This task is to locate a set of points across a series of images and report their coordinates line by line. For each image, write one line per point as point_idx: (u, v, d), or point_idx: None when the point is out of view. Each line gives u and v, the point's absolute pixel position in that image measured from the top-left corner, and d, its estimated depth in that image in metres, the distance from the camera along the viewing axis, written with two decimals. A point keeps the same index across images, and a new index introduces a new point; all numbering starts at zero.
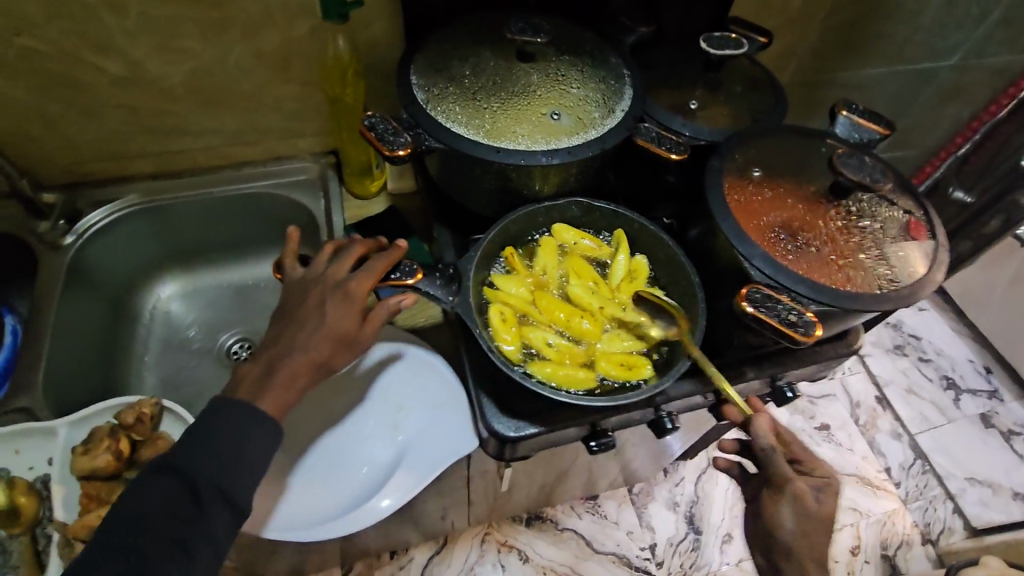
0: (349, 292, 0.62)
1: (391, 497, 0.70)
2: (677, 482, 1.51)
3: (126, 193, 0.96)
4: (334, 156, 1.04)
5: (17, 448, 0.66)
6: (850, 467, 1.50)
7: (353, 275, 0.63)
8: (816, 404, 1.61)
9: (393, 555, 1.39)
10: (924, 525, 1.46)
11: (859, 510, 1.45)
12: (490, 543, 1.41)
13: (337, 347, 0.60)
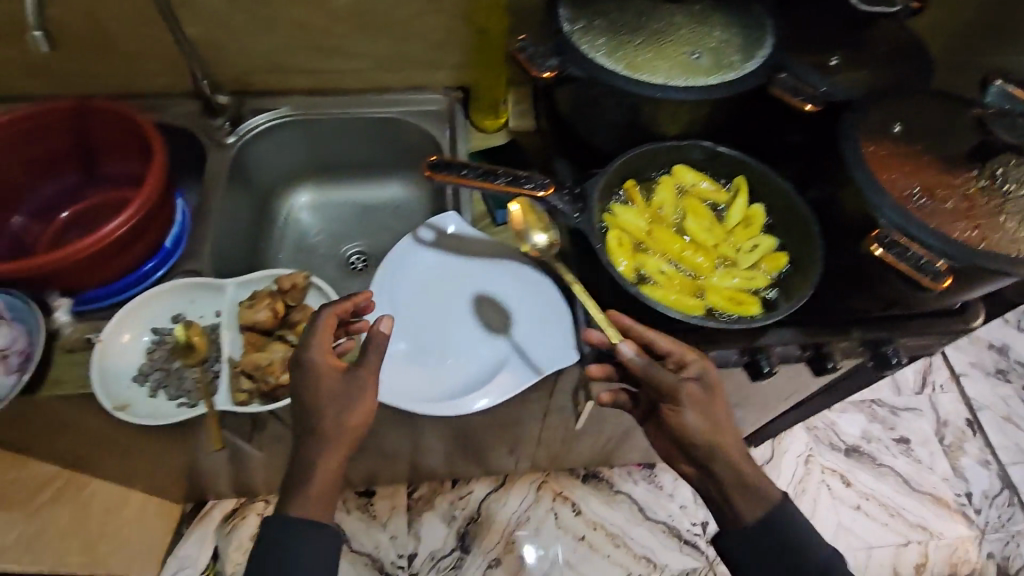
0: (314, 363, 0.68)
1: (489, 396, 0.77)
2: None
3: (283, 105, 1.08)
4: (462, 93, 1.12)
5: (192, 298, 0.80)
6: (926, 484, 1.50)
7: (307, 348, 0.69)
8: (898, 416, 1.60)
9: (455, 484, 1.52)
10: (1001, 557, 1.43)
11: (928, 530, 1.44)
12: (546, 491, 1.52)
13: (337, 406, 0.66)
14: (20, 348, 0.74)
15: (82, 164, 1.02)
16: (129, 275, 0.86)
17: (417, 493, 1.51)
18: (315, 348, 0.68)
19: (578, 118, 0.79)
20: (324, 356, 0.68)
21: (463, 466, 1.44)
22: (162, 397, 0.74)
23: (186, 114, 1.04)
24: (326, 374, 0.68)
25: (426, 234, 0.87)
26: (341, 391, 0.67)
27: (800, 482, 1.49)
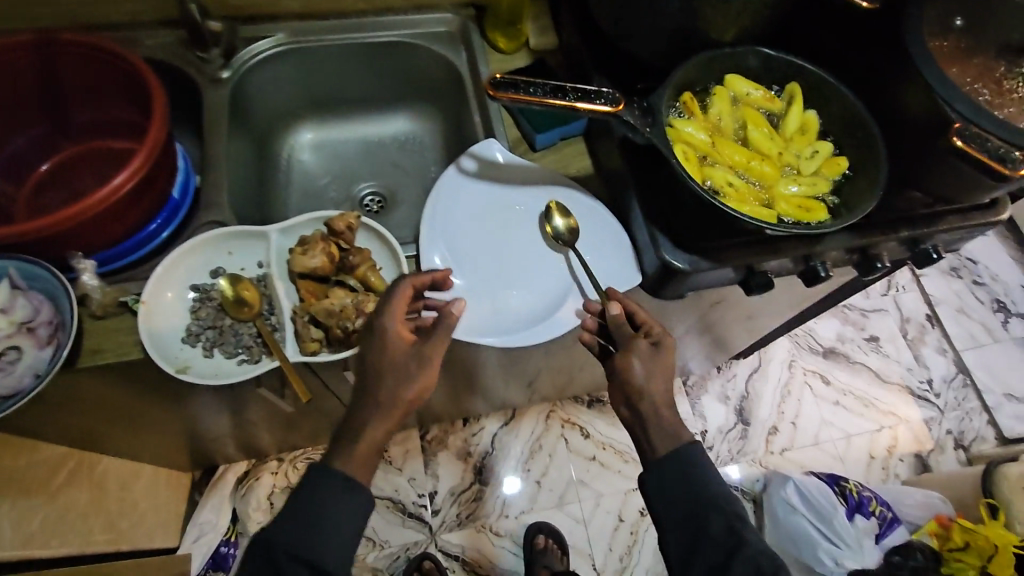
0: (382, 332, 0.66)
1: (558, 324, 0.77)
2: (729, 378, 1.59)
3: (275, 32, 0.98)
4: (473, 10, 1.03)
5: (230, 250, 0.74)
6: (895, 375, 1.63)
7: (377, 314, 0.67)
8: (868, 317, 1.72)
9: (466, 422, 1.54)
10: (958, 432, 1.58)
11: (897, 415, 1.58)
12: (555, 420, 1.56)
13: (397, 375, 0.65)
14: (49, 320, 0.67)
15: (51, 111, 0.89)
16: (131, 239, 0.76)
17: (429, 435, 1.52)
18: (390, 318, 0.66)
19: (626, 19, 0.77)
20: (396, 327, 0.66)
21: (474, 405, 1.46)
22: (219, 356, 0.71)
23: (168, 48, 0.93)
24: (395, 345, 0.66)
25: (467, 164, 0.83)
26: (403, 364, 0.66)
27: (787, 385, 1.59)
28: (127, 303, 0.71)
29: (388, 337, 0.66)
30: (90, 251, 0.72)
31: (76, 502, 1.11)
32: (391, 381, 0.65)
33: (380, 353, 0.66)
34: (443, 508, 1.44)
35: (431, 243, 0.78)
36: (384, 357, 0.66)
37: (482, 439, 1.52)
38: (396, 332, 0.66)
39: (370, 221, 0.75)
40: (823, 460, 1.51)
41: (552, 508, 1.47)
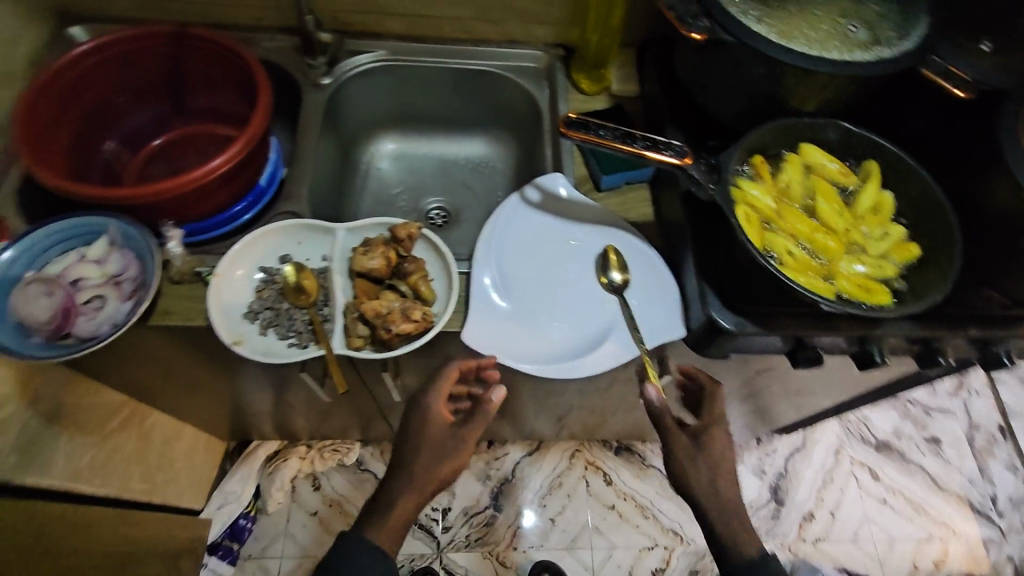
0: (428, 411, 0.77)
1: (597, 362, 0.77)
2: (768, 452, 1.51)
3: (377, 48, 1.05)
4: (563, 50, 1.08)
5: (299, 240, 0.79)
6: (954, 484, 1.50)
7: (424, 395, 0.79)
8: (931, 416, 1.60)
9: (490, 446, 1.54)
10: (1019, 561, 1.43)
11: (951, 528, 1.45)
12: (579, 460, 1.54)
13: (434, 452, 0.75)
14: (135, 277, 0.74)
15: (172, 95, 0.99)
16: (216, 217, 0.83)
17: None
18: (436, 399, 0.78)
19: (713, 76, 0.78)
20: (438, 406, 0.77)
21: (501, 430, 1.46)
22: (271, 336, 0.75)
23: (281, 51, 1.02)
24: (436, 422, 0.77)
25: (530, 195, 0.87)
26: (440, 442, 0.75)
27: (830, 471, 1.50)
28: (201, 274, 0.77)
29: (431, 415, 0.77)
30: (179, 221, 0.80)
31: (121, 449, 1.19)
32: (426, 455, 0.75)
33: (422, 435, 0.76)
34: (453, 526, 1.44)
35: (483, 262, 0.80)
36: (423, 431, 0.76)
37: (504, 465, 1.52)
38: (439, 412, 0.77)
39: (431, 234, 0.79)
40: (859, 559, 1.40)
41: (562, 549, 1.43)
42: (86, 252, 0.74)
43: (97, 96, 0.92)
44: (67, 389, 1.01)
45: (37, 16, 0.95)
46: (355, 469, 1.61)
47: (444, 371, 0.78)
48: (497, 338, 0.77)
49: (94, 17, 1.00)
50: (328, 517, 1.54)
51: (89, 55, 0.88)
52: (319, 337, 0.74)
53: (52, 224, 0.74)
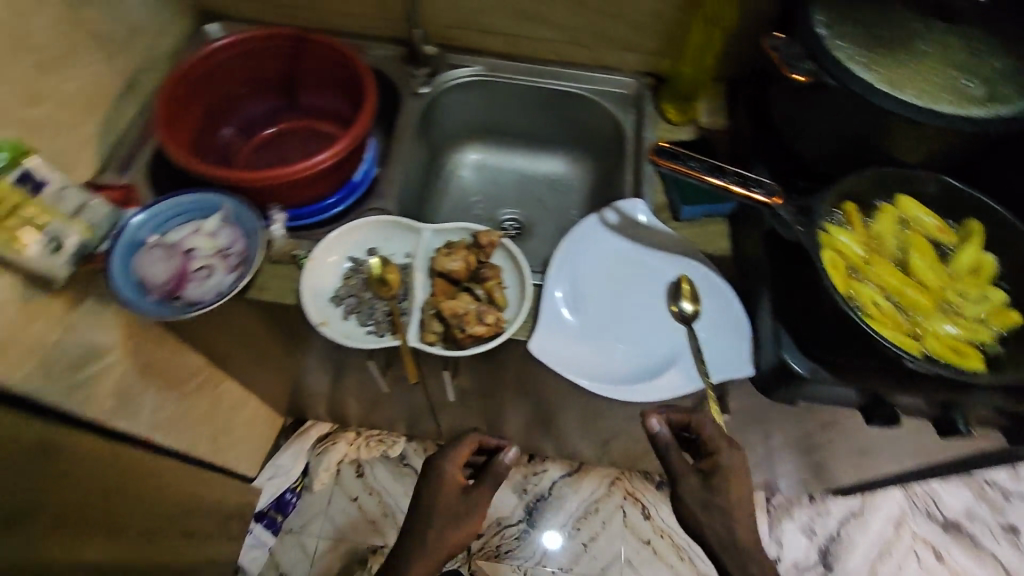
0: (442, 479, 0.82)
1: (657, 389, 0.77)
2: (820, 512, 1.44)
3: (474, 65, 1.10)
4: (653, 80, 1.08)
5: (387, 236, 0.84)
6: None
7: (438, 462, 0.84)
8: (1011, 502, 1.47)
9: (531, 460, 1.55)
10: None
11: None
12: (618, 489, 1.52)
13: (446, 521, 0.79)
14: (241, 252, 0.81)
15: (285, 90, 1.08)
16: (312, 207, 0.89)
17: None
18: (450, 464, 0.83)
19: (808, 117, 0.77)
20: (453, 470, 0.83)
21: (545, 445, 1.47)
22: (352, 321, 0.79)
23: (387, 59, 1.09)
24: (449, 487, 0.82)
25: (609, 217, 0.88)
26: (453, 508, 0.80)
27: (887, 543, 1.41)
28: (296, 258, 0.83)
29: (445, 481, 0.82)
30: (284, 206, 0.87)
31: (192, 410, 1.28)
32: (440, 522, 0.78)
33: (439, 498, 0.80)
34: (485, 534, 1.45)
35: (556, 277, 0.82)
36: (438, 496, 0.81)
37: (542, 482, 1.53)
38: (453, 474, 0.82)
39: (509, 244, 0.82)
40: None
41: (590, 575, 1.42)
42: (202, 224, 0.82)
43: (223, 87, 1.01)
44: (158, 348, 1.10)
45: (181, 12, 1.05)
46: (398, 463, 1.66)
47: (459, 440, 0.85)
48: (563, 352, 0.79)
49: (227, 16, 1.09)
50: (368, 505, 1.59)
51: (222, 51, 0.98)
52: (397, 328, 0.78)
53: (176, 195, 0.82)
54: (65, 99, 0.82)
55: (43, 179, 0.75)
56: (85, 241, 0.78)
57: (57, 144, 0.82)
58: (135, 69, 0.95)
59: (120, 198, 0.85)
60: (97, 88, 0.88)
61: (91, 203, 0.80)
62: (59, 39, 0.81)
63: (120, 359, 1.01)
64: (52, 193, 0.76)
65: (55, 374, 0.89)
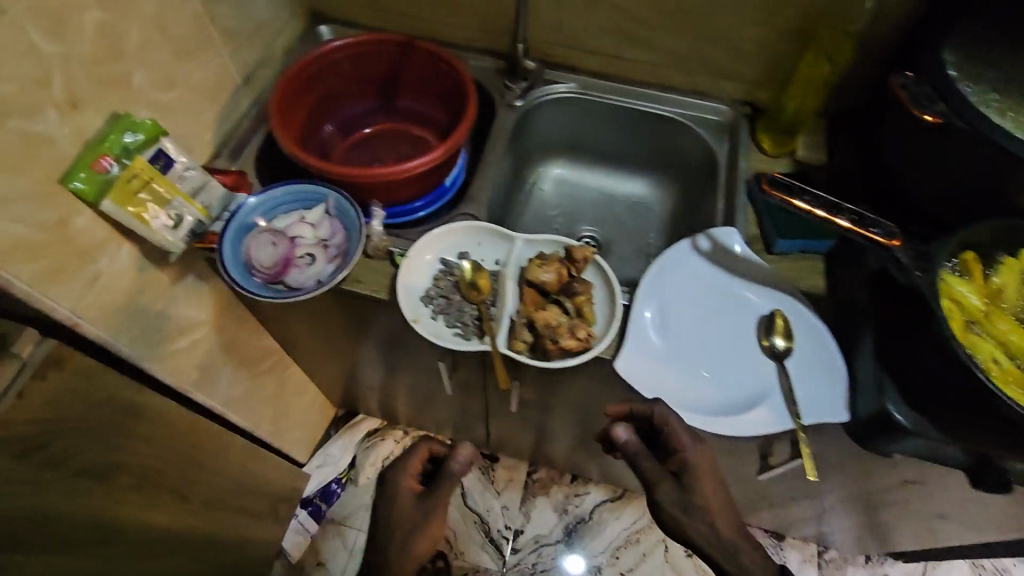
0: (396, 492, 0.89)
1: (744, 425, 0.75)
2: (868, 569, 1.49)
3: (569, 81, 1.10)
4: (751, 108, 1.05)
5: (479, 241, 0.85)
6: None
7: (393, 476, 0.90)
8: None
9: (573, 480, 1.56)
10: None
11: None
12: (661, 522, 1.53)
13: (404, 534, 0.84)
14: (340, 245, 0.84)
15: (382, 92, 1.10)
16: (399, 208, 0.91)
17: (536, 474, 1.57)
18: (402, 475, 0.90)
19: (932, 162, 0.73)
20: (408, 478, 0.89)
21: (592, 465, 1.46)
22: (441, 322, 0.81)
23: (485, 70, 1.10)
24: (403, 497, 0.88)
25: (701, 243, 0.87)
26: (410, 517, 0.86)
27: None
28: (391, 254, 0.85)
29: (400, 492, 0.89)
30: (382, 204, 0.89)
31: (262, 390, 1.32)
32: (400, 532, 0.85)
33: (397, 512, 0.87)
34: (521, 549, 1.48)
35: (645, 298, 0.81)
36: (393, 508, 0.87)
37: (584, 503, 1.53)
38: (406, 482, 0.89)
39: (601, 260, 0.81)
40: None
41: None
42: (306, 215, 0.86)
43: (329, 84, 1.04)
44: (240, 327, 1.15)
45: (297, 13, 1.09)
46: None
47: (412, 449, 0.91)
48: (650, 376, 0.78)
49: (337, 18, 1.13)
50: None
51: (335, 51, 1.01)
52: (485, 334, 0.79)
53: (286, 185, 0.86)
54: (193, 87, 0.87)
55: (171, 158, 0.80)
56: (200, 220, 0.83)
57: (182, 128, 0.87)
58: (252, 63, 0.99)
59: (231, 182, 0.89)
60: (220, 79, 0.92)
61: (209, 184, 0.84)
62: (194, 32, 0.85)
63: (208, 335, 1.06)
64: (177, 172, 0.80)
65: (159, 341, 0.94)
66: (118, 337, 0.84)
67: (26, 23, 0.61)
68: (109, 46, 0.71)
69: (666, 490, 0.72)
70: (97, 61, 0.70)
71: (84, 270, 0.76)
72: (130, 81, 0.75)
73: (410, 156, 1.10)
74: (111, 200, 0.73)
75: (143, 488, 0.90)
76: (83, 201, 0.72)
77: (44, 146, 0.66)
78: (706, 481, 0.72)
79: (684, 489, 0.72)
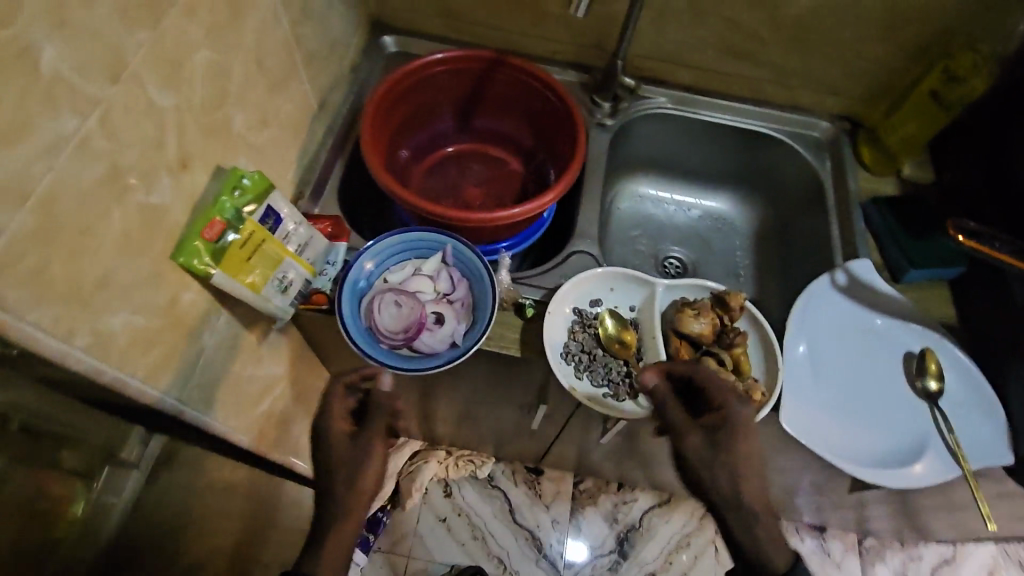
0: (326, 433, 0.66)
1: (914, 476, 0.73)
2: (913, 557, 1.39)
3: (659, 96, 1.02)
4: (848, 124, 1.01)
5: (611, 287, 0.81)
6: None
7: (319, 418, 0.67)
8: None
9: (620, 488, 1.43)
10: None
11: None
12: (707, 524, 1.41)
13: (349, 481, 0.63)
14: (464, 298, 0.76)
15: (458, 112, 0.99)
16: (484, 247, 0.83)
17: (583, 484, 1.44)
18: (326, 420, 0.66)
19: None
20: (333, 420, 0.66)
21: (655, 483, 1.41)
22: (588, 382, 0.77)
23: (570, 86, 1.01)
24: (335, 441, 0.66)
25: (839, 277, 0.83)
26: (348, 459, 0.64)
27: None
28: (521, 305, 0.79)
29: (328, 438, 0.66)
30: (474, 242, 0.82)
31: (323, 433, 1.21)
32: (340, 479, 0.64)
33: (328, 457, 0.65)
34: (577, 564, 1.35)
35: (795, 333, 0.80)
36: (327, 454, 0.65)
37: (631, 512, 1.41)
38: (333, 426, 0.66)
39: (752, 306, 0.77)
40: None
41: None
42: (421, 265, 0.77)
43: (409, 107, 0.93)
44: (310, 375, 1.04)
45: (362, 25, 0.98)
46: (485, 484, 1.44)
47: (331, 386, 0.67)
48: (811, 428, 0.76)
49: (403, 29, 1.01)
50: (457, 528, 1.38)
51: (426, 69, 0.90)
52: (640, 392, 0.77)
53: (397, 233, 0.77)
54: (281, 123, 0.76)
55: (279, 214, 0.69)
56: (306, 279, 0.74)
57: (273, 172, 0.76)
58: (326, 87, 0.88)
59: (329, 229, 0.79)
60: (301, 109, 0.81)
61: (313, 237, 0.75)
62: (283, 60, 0.74)
63: (285, 389, 0.95)
64: (284, 229, 0.70)
65: (246, 407, 0.83)
66: (215, 414, 0.75)
67: (145, 77, 0.51)
68: (213, 91, 0.61)
69: (694, 439, 0.65)
70: (205, 111, 0.60)
71: (190, 350, 0.66)
72: (231, 128, 0.65)
73: (491, 180, 1.00)
74: (222, 272, 0.62)
75: (242, 572, 0.79)
76: (191, 274, 0.62)
77: (160, 218, 0.56)
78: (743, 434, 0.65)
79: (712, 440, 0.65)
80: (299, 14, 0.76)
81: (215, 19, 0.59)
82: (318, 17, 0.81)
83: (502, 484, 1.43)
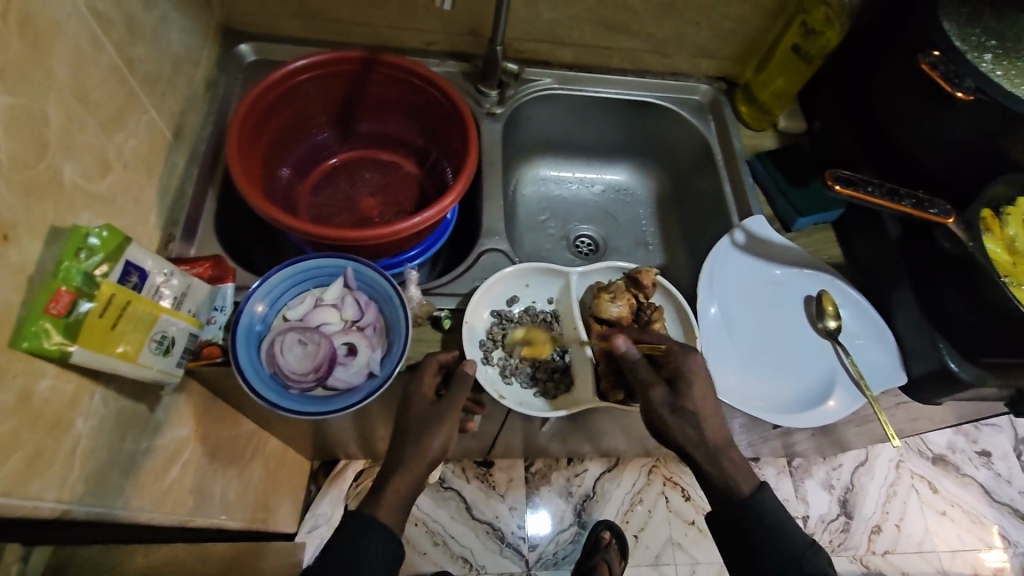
0: (408, 400, 0.68)
1: (828, 412, 0.79)
2: (834, 467, 1.52)
3: (544, 77, 1.00)
4: (724, 84, 1.05)
5: (526, 282, 0.81)
6: (1007, 496, 1.55)
7: (410, 387, 0.69)
8: (981, 430, 1.64)
9: (570, 462, 1.45)
10: None
11: (1008, 538, 1.50)
12: (656, 476, 1.46)
13: (409, 446, 0.64)
14: (375, 321, 0.71)
15: (336, 119, 0.92)
16: (389, 260, 0.78)
17: (533, 467, 1.44)
18: (412, 390, 0.68)
19: (931, 124, 0.78)
20: (421, 390, 0.68)
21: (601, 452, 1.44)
22: (516, 385, 0.77)
23: (452, 77, 0.97)
24: (415, 406, 0.67)
25: (737, 236, 0.87)
26: (418, 427, 0.65)
27: (892, 485, 1.52)
28: (437, 317, 0.76)
29: (412, 401, 0.68)
30: (377, 256, 0.77)
31: (254, 479, 1.12)
32: (403, 448, 0.64)
33: (399, 427, 0.66)
34: (540, 543, 1.36)
35: (706, 296, 0.83)
36: (406, 417, 0.67)
37: (585, 483, 1.43)
38: (416, 393, 0.68)
39: (664, 279, 0.79)
40: (927, 570, 1.43)
41: (648, 566, 1.36)
42: (321, 296, 0.71)
43: (279, 121, 0.85)
44: (222, 426, 0.94)
45: (210, 35, 0.87)
46: (438, 488, 1.40)
47: (428, 362, 0.70)
48: (732, 384, 0.79)
49: (259, 35, 0.92)
50: (417, 538, 1.34)
51: (291, 78, 0.82)
52: (569, 389, 0.78)
53: (289, 265, 0.71)
54: (129, 163, 0.67)
55: (143, 269, 0.61)
56: (192, 333, 0.66)
57: (126, 220, 0.67)
58: (180, 111, 0.78)
59: (210, 271, 0.71)
60: (151, 142, 0.71)
61: (191, 286, 0.67)
62: (118, 92, 0.64)
63: (194, 450, 0.86)
64: (153, 284, 0.63)
65: (149, 480, 0.74)
66: (114, 502, 0.66)
67: None
68: (27, 142, 0.52)
69: (660, 392, 0.65)
70: (19, 169, 0.51)
71: (61, 443, 0.57)
72: (63, 181, 0.56)
73: (386, 186, 0.94)
74: (82, 347, 0.54)
75: None
76: (40, 358, 0.53)
77: None
78: (698, 387, 0.66)
79: (675, 406, 0.65)
80: (125, 34, 0.66)
81: (10, 59, 0.50)
82: (151, 34, 0.71)
83: (455, 483, 1.40)
